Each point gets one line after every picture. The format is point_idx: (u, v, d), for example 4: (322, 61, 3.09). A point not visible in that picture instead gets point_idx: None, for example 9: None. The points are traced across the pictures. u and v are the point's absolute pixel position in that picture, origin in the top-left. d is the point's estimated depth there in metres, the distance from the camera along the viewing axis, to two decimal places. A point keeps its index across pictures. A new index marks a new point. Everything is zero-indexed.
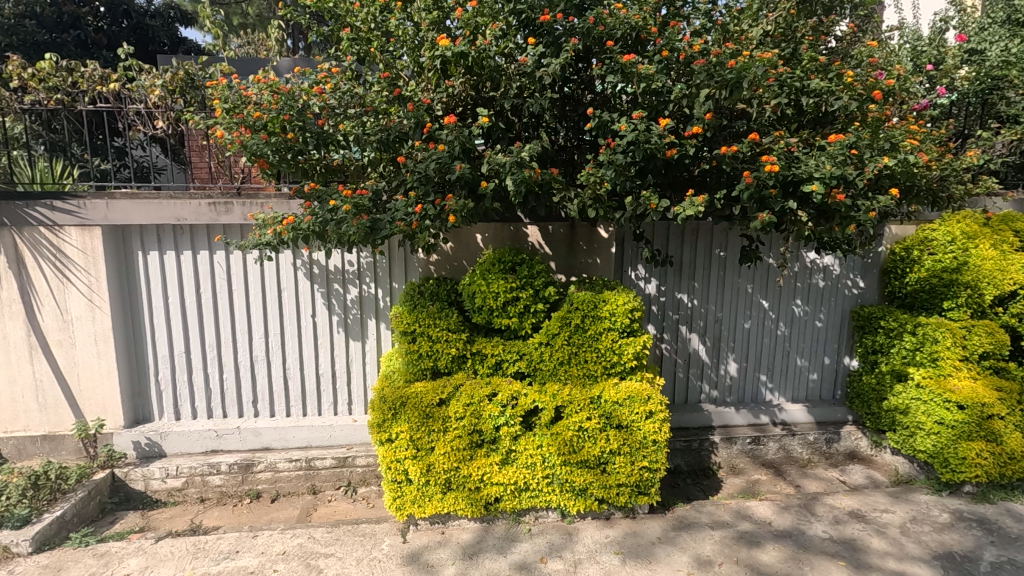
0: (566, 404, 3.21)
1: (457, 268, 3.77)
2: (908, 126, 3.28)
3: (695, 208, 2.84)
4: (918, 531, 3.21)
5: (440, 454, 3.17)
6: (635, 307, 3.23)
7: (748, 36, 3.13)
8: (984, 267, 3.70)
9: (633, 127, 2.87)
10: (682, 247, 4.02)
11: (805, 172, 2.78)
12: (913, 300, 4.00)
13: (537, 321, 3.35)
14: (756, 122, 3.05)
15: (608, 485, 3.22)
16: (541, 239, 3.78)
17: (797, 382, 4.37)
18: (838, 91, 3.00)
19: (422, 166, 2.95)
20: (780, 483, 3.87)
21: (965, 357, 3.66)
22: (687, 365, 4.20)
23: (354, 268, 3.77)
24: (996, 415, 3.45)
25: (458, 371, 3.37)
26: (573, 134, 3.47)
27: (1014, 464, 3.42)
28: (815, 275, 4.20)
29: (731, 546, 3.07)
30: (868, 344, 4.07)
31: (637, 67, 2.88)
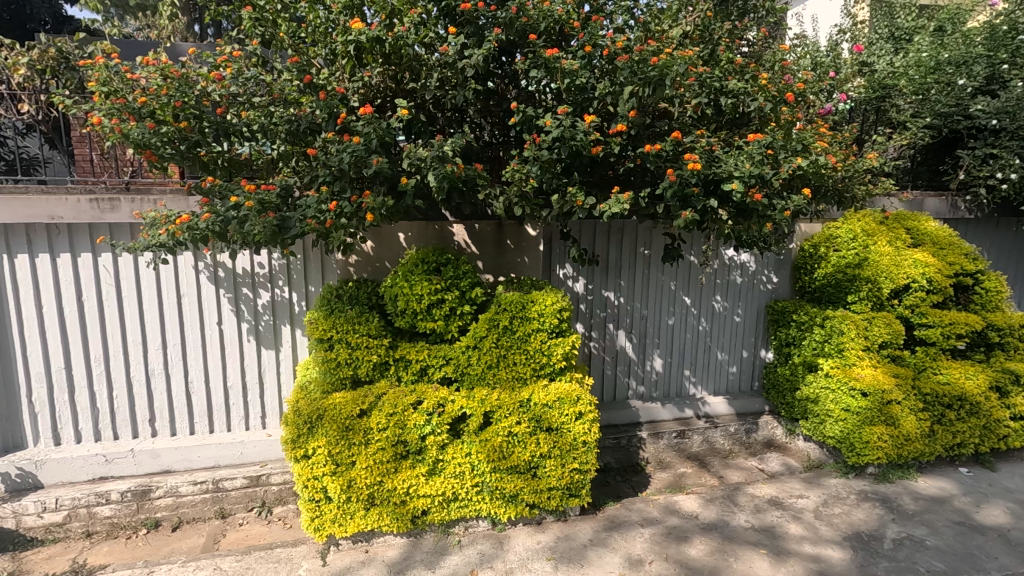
0: (495, 409, 3.11)
1: (378, 269, 3.56)
2: (816, 129, 3.45)
3: (620, 206, 2.82)
4: (830, 513, 3.39)
5: (362, 468, 2.98)
6: (564, 307, 3.18)
7: (669, 35, 3.17)
8: (882, 262, 3.97)
9: (558, 123, 2.81)
10: (608, 246, 4.02)
11: (726, 171, 2.83)
12: (822, 294, 4.22)
13: (464, 323, 3.22)
14: (677, 122, 3.09)
15: (540, 490, 3.15)
16: (467, 238, 3.66)
17: (718, 375, 4.51)
18: (754, 93, 3.08)
19: (335, 160, 2.74)
20: (704, 476, 3.98)
21: (867, 347, 3.91)
22: (615, 363, 4.21)
23: (264, 270, 3.47)
24: (894, 401, 3.69)
25: (380, 379, 3.18)
26: (499, 130, 3.38)
27: (910, 446, 3.67)
28: (733, 272, 4.36)
29: (661, 543, 3.09)
30: (782, 337, 4.30)
31: (561, 61, 2.84)
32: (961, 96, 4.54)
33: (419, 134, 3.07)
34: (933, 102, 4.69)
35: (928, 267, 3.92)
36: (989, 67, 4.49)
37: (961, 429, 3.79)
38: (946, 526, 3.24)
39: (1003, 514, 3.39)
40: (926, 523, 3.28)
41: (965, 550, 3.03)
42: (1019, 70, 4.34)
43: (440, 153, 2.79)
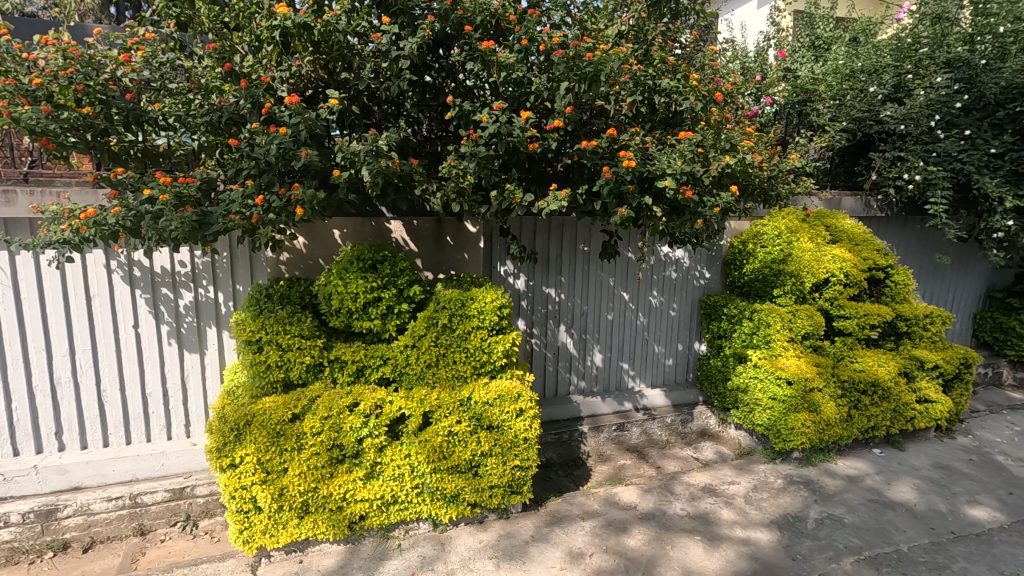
0: (435, 409, 3.06)
1: (312, 266, 3.43)
2: (743, 129, 3.59)
3: (558, 202, 2.84)
4: (759, 498, 3.55)
5: (295, 474, 2.85)
6: (503, 304, 3.16)
7: (605, 34, 3.22)
8: (804, 258, 4.21)
9: (494, 118, 2.80)
10: (548, 242, 4.03)
11: (659, 169, 2.90)
12: (750, 289, 4.42)
13: (402, 322, 3.14)
14: (613, 119, 3.13)
15: (481, 488, 3.13)
16: (405, 235, 3.57)
17: (656, 368, 4.63)
18: (685, 92, 3.18)
19: (261, 151, 2.59)
20: (642, 467, 4.08)
21: (791, 338, 4.13)
22: (557, 359, 4.23)
23: (186, 268, 3.24)
24: (816, 388, 3.91)
25: (314, 382, 3.05)
26: (437, 125, 3.31)
27: (830, 430, 3.91)
28: (668, 268, 4.49)
29: (601, 535, 3.14)
30: (715, 330, 4.47)
31: (497, 54, 2.82)
32: (873, 102, 4.85)
33: (353, 127, 2.97)
34: (848, 107, 4.99)
35: (845, 262, 4.19)
36: (896, 76, 4.80)
37: (874, 413, 4.06)
38: (861, 504, 3.47)
39: (911, 490, 3.66)
40: (845, 502, 3.49)
41: (878, 526, 3.25)
42: (921, 79, 4.67)
43: (374, 147, 2.70)
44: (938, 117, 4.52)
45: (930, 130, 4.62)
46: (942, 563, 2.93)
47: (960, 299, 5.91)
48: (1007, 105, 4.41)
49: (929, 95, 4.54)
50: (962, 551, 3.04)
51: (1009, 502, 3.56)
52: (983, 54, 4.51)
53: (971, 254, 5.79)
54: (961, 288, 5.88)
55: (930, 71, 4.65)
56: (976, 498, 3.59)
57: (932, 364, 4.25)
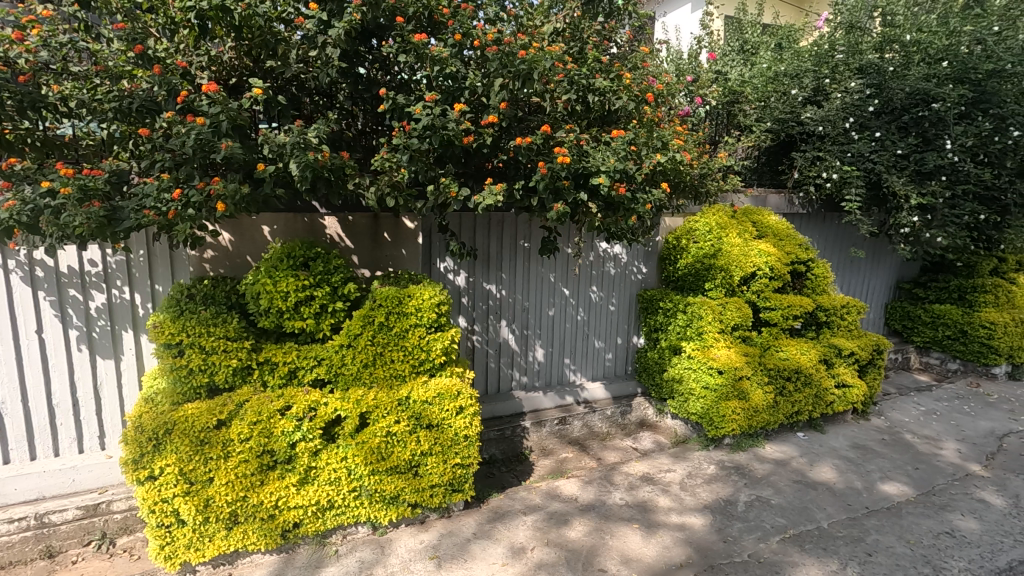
0: (372, 409, 2.98)
1: (238, 264, 3.27)
2: (675, 129, 3.70)
3: (494, 197, 2.84)
4: (693, 484, 3.68)
5: (221, 484, 2.71)
6: (442, 301, 3.13)
7: (541, 30, 3.23)
8: (733, 253, 4.41)
9: (428, 111, 2.78)
10: (488, 239, 4.02)
11: (593, 166, 2.94)
12: (684, 283, 4.59)
13: (337, 321, 3.05)
14: (549, 116, 3.15)
15: (422, 488, 3.07)
16: (340, 231, 3.47)
17: (596, 362, 4.71)
18: (619, 91, 3.24)
19: (176, 143, 2.44)
20: (584, 459, 4.14)
21: (722, 329, 4.30)
22: (498, 355, 4.22)
23: (98, 268, 2.99)
24: (745, 377, 4.09)
25: (242, 386, 2.90)
26: (372, 118, 3.23)
27: (758, 416, 4.10)
28: (607, 263, 4.58)
29: (542, 528, 3.16)
30: (651, 323, 4.63)
31: (430, 47, 2.81)
32: (794, 104, 5.16)
33: (280, 118, 2.85)
34: (772, 109, 5.28)
35: (770, 257, 4.41)
36: (815, 80, 5.08)
37: (798, 399, 4.30)
38: (787, 486, 3.67)
39: (831, 470, 3.91)
40: (772, 485, 3.68)
41: (801, 505, 3.45)
42: (838, 84, 4.96)
43: (301, 139, 2.59)
44: (852, 120, 4.84)
45: (845, 132, 4.93)
46: (857, 536, 3.14)
47: (873, 290, 6.36)
48: (912, 110, 4.73)
49: (846, 98, 4.83)
50: (874, 524, 3.27)
51: (915, 477, 3.86)
52: (891, 62, 4.81)
53: (882, 248, 6.25)
54: (874, 280, 6.32)
55: (845, 77, 4.93)
56: (887, 474, 3.87)
57: (848, 351, 4.54)
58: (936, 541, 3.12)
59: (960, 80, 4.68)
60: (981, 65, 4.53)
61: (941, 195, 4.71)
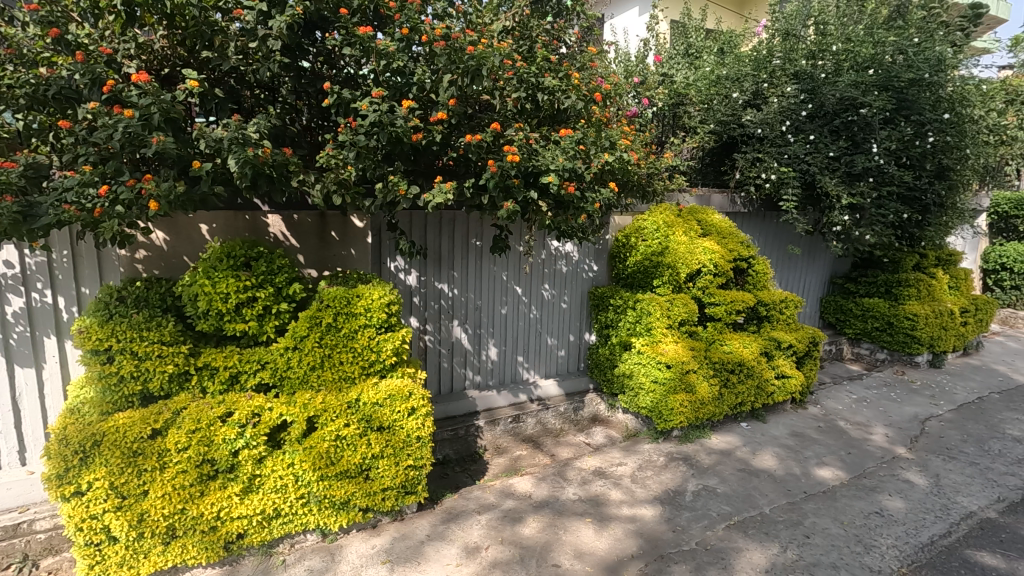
0: (320, 413, 2.89)
1: (174, 265, 3.10)
2: (622, 129, 3.76)
3: (444, 195, 2.83)
4: (644, 476, 3.77)
5: (157, 497, 2.56)
6: (392, 300, 3.08)
7: (490, 28, 3.21)
8: (679, 251, 4.54)
9: (375, 107, 2.72)
10: (439, 237, 3.98)
11: (543, 164, 2.97)
12: (633, 280, 4.69)
13: (282, 323, 2.95)
14: (499, 114, 3.14)
15: (373, 492, 3.00)
16: (285, 230, 3.35)
17: (549, 359, 4.75)
18: (568, 91, 3.27)
19: (101, 136, 2.30)
20: (538, 456, 4.17)
21: (669, 324, 4.43)
22: (451, 354, 4.19)
23: (14, 270, 2.77)
24: (692, 370, 4.22)
25: (179, 393, 2.76)
26: (317, 113, 3.14)
27: (704, 408, 4.24)
28: (559, 261, 4.63)
29: (496, 527, 3.16)
30: (602, 320, 4.71)
31: (376, 41, 2.75)
32: (735, 107, 5.40)
33: (217, 112, 2.73)
34: (715, 111, 5.51)
35: (714, 254, 4.56)
36: (754, 84, 5.31)
37: (741, 390, 4.47)
38: (731, 474, 3.81)
39: (772, 458, 4.08)
40: (717, 474, 3.82)
41: (745, 492, 3.59)
42: (775, 88, 5.21)
43: (239, 135, 2.49)
44: (788, 123, 5.08)
45: (783, 135, 5.18)
46: (796, 520, 3.29)
47: (810, 285, 6.70)
48: (842, 115, 4.99)
49: (782, 103, 5.09)
50: (812, 507, 3.44)
51: (848, 462, 4.09)
52: (823, 68, 5.05)
53: (817, 246, 6.59)
54: (810, 276, 6.66)
55: (782, 82, 5.18)
56: (823, 460, 4.08)
57: (787, 344, 4.76)
58: (867, 521, 3.31)
59: (885, 88, 4.97)
60: (903, 74, 4.83)
61: (869, 195, 5.00)
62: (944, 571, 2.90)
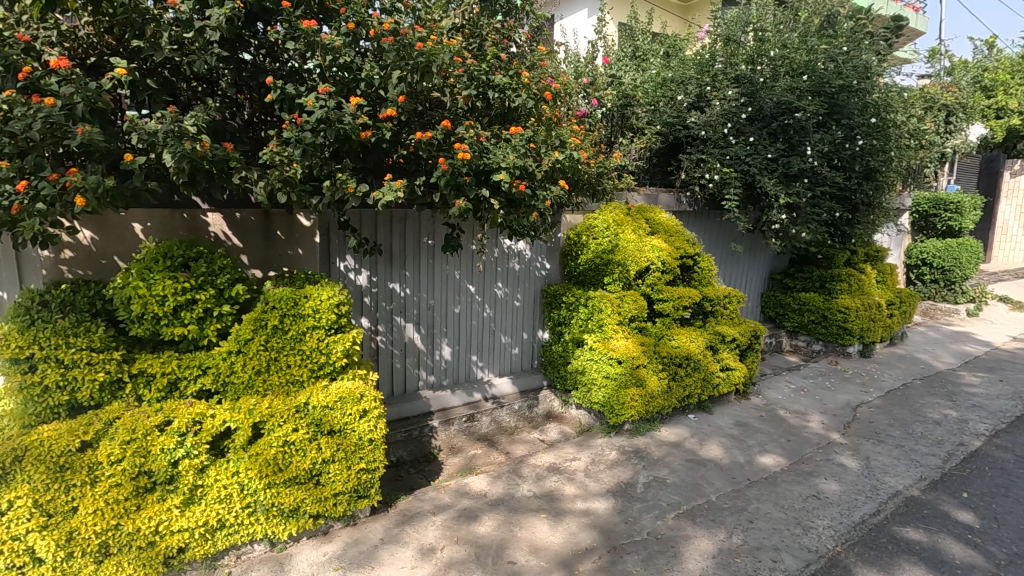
0: (266, 419, 2.79)
1: (104, 266, 2.91)
2: (572, 128, 3.82)
3: (394, 193, 2.79)
4: (597, 470, 3.84)
5: (88, 513, 2.40)
6: (342, 301, 3.01)
7: (440, 24, 3.19)
8: (628, 248, 4.64)
9: (320, 103, 2.66)
10: (390, 236, 3.91)
11: (495, 162, 2.98)
12: (585, 278, 4.77)
13: (225, 326, 2.84)
14: (450, 112, 3.12)
15: (324, 498, 2.93)
16: (226, 229, 3.21)
17: (503, 358, 4.76)
18: (518, 89, 3.28)
19: (18, 126, 2.12)
20: (492, 454, 4.18)
21: (620, 321, 4.52)
22: (404, 355, 4.13)
23: None
24: (642, 365, 4.32)
25: (111, 402, 2.60)
26: (259, 107, 3.03)
27: (654, 401, 4.36)
28: (512, 260, 4.65)
29: (452, 527, 3.14)
30: (555, 318, 4.76)
31: (321, 35, 2.68)
32: (680, 109, 5.54)
33: (150, 104, 2.59)
34: (661, 113, 5.64)
35: (662, 251, 4.68)
36: (698, 87, 5.50)
37: (689, 383, 4.62)
38: (680, 465, 3.94)
39: (718, 447, 4.24)
40: (667, 465, 3.94)
41: (693, 481, 3.72)
42: (717, 91, 5.40)
43: (175, 127, 2.36)
44: (730, 125, 5.29)
45: (724, 137, 5.40)
46: (741, 506, 3.44)
47: (751, 281, 6.99)
48: (779, 118, 5.25)
49: (724, 106, 5.30)
50: (755, 493, 3.60)
51: (788, 448, 4.30)
52: (761, 74, 5.29)
53: (757, 244, 6.89)
54: (752, 272, 6.95)
55: (724, 85, 5.38)
56: (765, 447, 4.28)
57: (731, 337, 4.95)
58: (805, 504, 3.49)
59: (818, 93, 5.25)
60: (834, 81, 5.14)
61: (804, 195, 5.27)
62: (874, 548, 3.09)
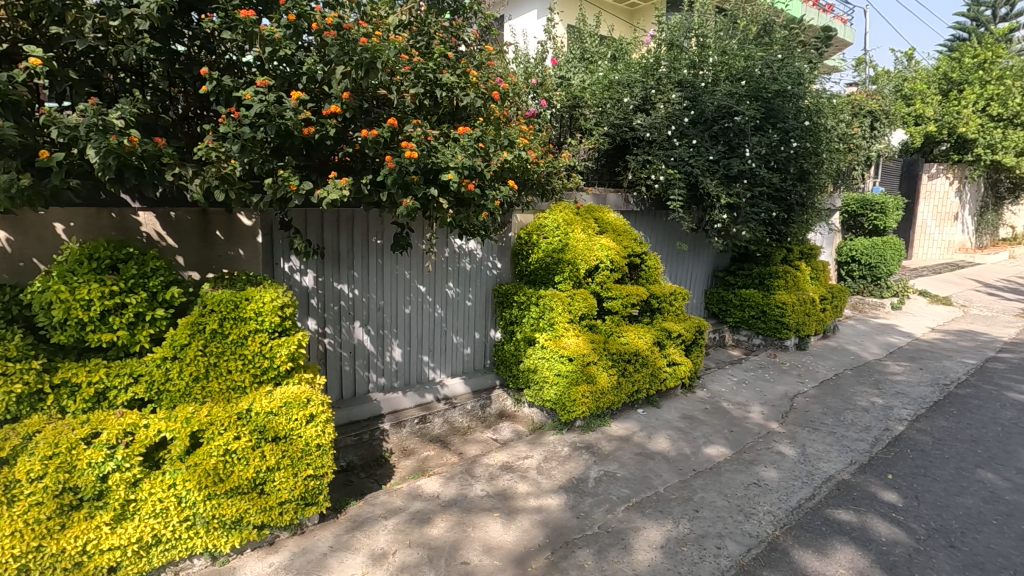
0: (205, 427, 2.67)
1: (23, 269, 2.71)
2: (521, 128, 3.83)
3: (339, 191, 2.73)
4: (549, 467, 3.88)
5: (4, 536, 2.23)
6: (286, 303, 2.91)
7: (386, 20, 3.14)
8: (578, 247, 4.71)
9: (260, 97, 2.57)
10: (337, 236, 3.82)
11: (443, 162, 2.96)
12: (535, 277, 4.81)
13: (158, 331, 2.69)
14: (397, 110, 3.08)
15: (269, 507, 2.83)
16: (160, 229, 3.05)
17: (455, 358, 4.74)
18: (466, 88, 3.27)
19: None
20: (445, 455, 4.15)
21: (570, 319, 4.58)
22: (353, 357, 4.04)
23: None
24: (592, 362, 4.40)
25: (29, 415, 2.39)
26: (194, 101, 2.90)
27: (604, 397, 4.44)
28: (462, 259, 4.63)
29: (404, 530, 3.10)
30: (507, 317, 4.78)
31: (259, 27, 2.59)
32: (626, 112, 5.67)
33: (72, 96, 2.43)
34: (608, 115, 5.76)
35: (610, 250, 4.77)
36: (643, 90, 5.64)
37: (637, 378, 4.74)
38: (630, 459, 4.03)
39: (666, 440, 4.37)
40: (617, 459, 4.02)
41: (642, 474, 3.82)
42: (661, 95, 5.55)
43: (99, 121, 2.22)
44: (673, 128, 5.45)
45: (669, 139, 5.54)
46: (687, 496, 3.55)
47: (696, 278, 7.24)
48: (720, 121, 5.45)
49: (669, 109, 5.41)
50: (700, 483, 3.73)
51: (731, 439, 4.48)
52: (702, 78, 5.48)
53: (701, 242, 7.15)
54: (696, 269, 7.19)
55: (668, 89, 5.54)
56: (710, 439, 4.44)
57: (676, 333, 5.11)
58: (747, 491, 3.65)
59: (756, 98, 5.49)
60: (770, 86, 5.39)
61: (744, 195, 5.50)
62: (809, 530, 3.27)
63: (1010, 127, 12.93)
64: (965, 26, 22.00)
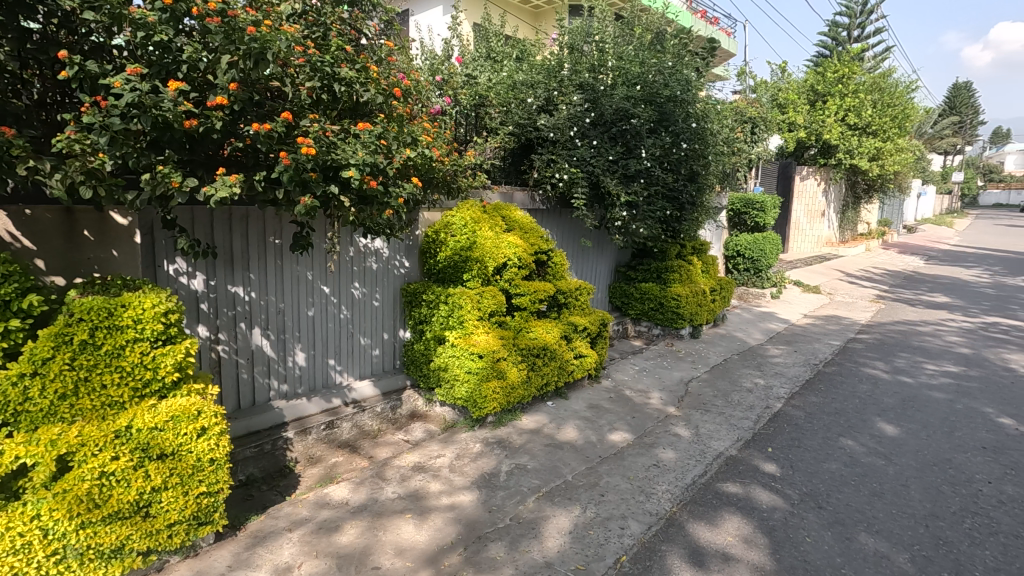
0: (75, 450, 2.39)
1: None
2: (424, 125, 3.80)
3: (228, 188, 2.56)
4: (462, 464, 3.90)
5: None
6: (170, 309, 2.69)
7: (276, 9, 2.98)
8: (486, 245, 4.73)
9: (132, 86, 2.36)
10: (229, 236, 3.58)
11: (342, 158, 2.86)
12: (444, 275, 4.80)
13: (14, 345, 2.38)
14: (292, 104, 2.94)
15: (155, 531, 2.60)
16: (14, 229, 2.70)
17: (363, 360, 4.61)
18: (366, 83, 3.19)
19: None
20: (355, 460, 4.03)
21: (480, 316, 4.62)
22: (251, 364, 3.81)
23: None
24: (502, 358, 4.45)
25: None
26: (53, 85, 2.59)
27: (514, 391, 4.53)
28: (368, 259, 4.52)
29: (310, 541, 2.98)
30: (416, 316, 4.73)
31: (129, 9, 2.38)
32: (530, 112, 5.74)
33: None
34: (513, 114, 5.77)
35: (518, 248, 4.86)
36: (546, 91, 5.77)
37: (546, 371, 4.87)
38: (540, 450, 4.14)
39: (574, 430, 4.54)
40: (528, 452, 4.12)
41: (552, 464, 3.94)
42: (563, 96, 5.71)
43: None
44: (575, 128, 5.63)
45: (571, 139, 5.70)
46: (594, 482, 3.72)
47: (600, 274, 7.56)
48: (618, 123, 5.73)
49: (570, 110, 5.58)
50: (605, 469, 3.92)
51: (633, 424, 4.73)
52: (602, 82, 5.73)
53: (603, 240, 7.48)
54: (600, 265, 7.52)
55: (569, 91, 5.72)
56: (615, 426, 4.67)
57: (583, 326, 5.31)
58: (648, 473, 3.88)
59: (650, 102, 5.84)
60: (662, 92, 5.77)
61: (641, 194, 5.83)
62: (702, 504, 3.54)
63: (864, 136, 14.75)
64: (828, 45, 24.78)
